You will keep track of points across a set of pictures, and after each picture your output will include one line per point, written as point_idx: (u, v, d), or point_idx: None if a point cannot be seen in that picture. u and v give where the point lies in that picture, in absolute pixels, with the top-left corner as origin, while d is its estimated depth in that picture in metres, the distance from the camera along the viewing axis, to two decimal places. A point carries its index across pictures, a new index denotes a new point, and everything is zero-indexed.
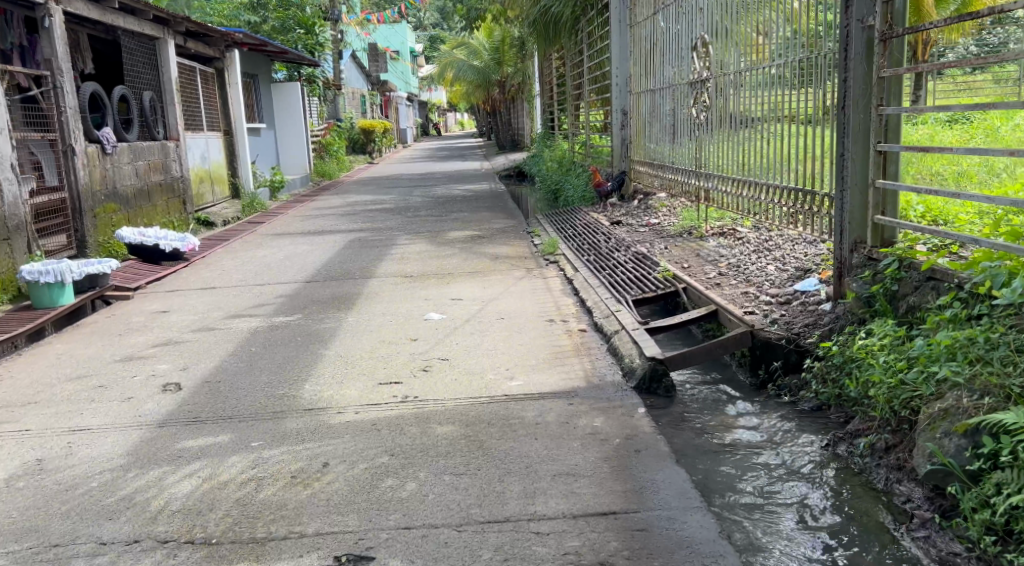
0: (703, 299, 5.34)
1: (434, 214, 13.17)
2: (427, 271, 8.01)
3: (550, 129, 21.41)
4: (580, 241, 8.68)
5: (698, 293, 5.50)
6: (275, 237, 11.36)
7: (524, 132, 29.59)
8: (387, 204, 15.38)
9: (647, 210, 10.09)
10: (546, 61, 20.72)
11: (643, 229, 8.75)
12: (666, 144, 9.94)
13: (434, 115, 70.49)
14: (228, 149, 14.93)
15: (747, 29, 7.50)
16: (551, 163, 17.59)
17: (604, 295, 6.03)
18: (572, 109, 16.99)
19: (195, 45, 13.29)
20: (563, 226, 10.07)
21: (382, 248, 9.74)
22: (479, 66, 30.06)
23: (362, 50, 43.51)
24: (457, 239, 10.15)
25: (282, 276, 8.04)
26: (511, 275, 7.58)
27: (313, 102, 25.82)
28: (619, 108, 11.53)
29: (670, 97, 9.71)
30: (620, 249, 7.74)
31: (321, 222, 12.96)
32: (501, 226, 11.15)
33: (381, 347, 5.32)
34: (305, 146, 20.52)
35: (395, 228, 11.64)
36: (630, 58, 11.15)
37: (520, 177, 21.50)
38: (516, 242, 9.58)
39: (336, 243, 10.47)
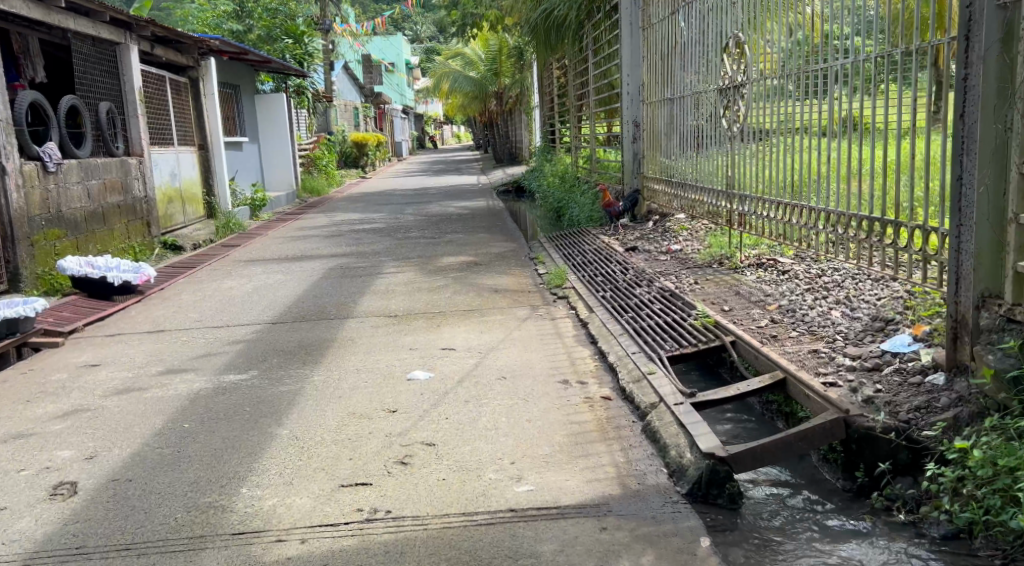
0: (761, 361, 4.17)
1: (427, 235, 12.02)
2: (414, 309, 6.87)
3: (551, 142, 20.31)
4: (591, 272, 7.52)
5: (753, 351, 4.33)
6: (248, 263, 10.22)
7: (523, 146, 28.45)
8: (376, 223, 14.24)
9: (665, 233, 8.93)
10: (547, 70, 19.59)
11: (664, 258, 7.60)
12: (685, 158, 8.89)
13: (430, 128, 69.62)
14: (202, 165, 13.80)
15: (780, 25, 6.45)
16: (552, 178, 16.51)
17: (630, 348, 4.86)
18: (576, 121, 15.85)
19: (164, 52, 12.15)
20: (571, 251, 8.95)
21: (365, 278, 8.59)
22: (475, 77, 29.05)
23: (355, 61, 42.41)
24: (450, 267, 9.01)
25: (244, 316, 6.91)
26: (513, 315, 6.44)
27: (300, 114, 24.68)
28: (628, 121, 10.46)
29: (688, 106, 8.70)
30: (641, 282, 6.59)
31: (302, 245, 11.80)
32: (500, 251, 10.02)
33: (349, 422, 4.19)
34: (290, 161, 19.37)
35: (383, 252, 10.49)
36: (645, 65, 10.04)
37: (519, 192, 20.35)
38: (517, 271, 8.45)
39: (316, 271, 9.33)
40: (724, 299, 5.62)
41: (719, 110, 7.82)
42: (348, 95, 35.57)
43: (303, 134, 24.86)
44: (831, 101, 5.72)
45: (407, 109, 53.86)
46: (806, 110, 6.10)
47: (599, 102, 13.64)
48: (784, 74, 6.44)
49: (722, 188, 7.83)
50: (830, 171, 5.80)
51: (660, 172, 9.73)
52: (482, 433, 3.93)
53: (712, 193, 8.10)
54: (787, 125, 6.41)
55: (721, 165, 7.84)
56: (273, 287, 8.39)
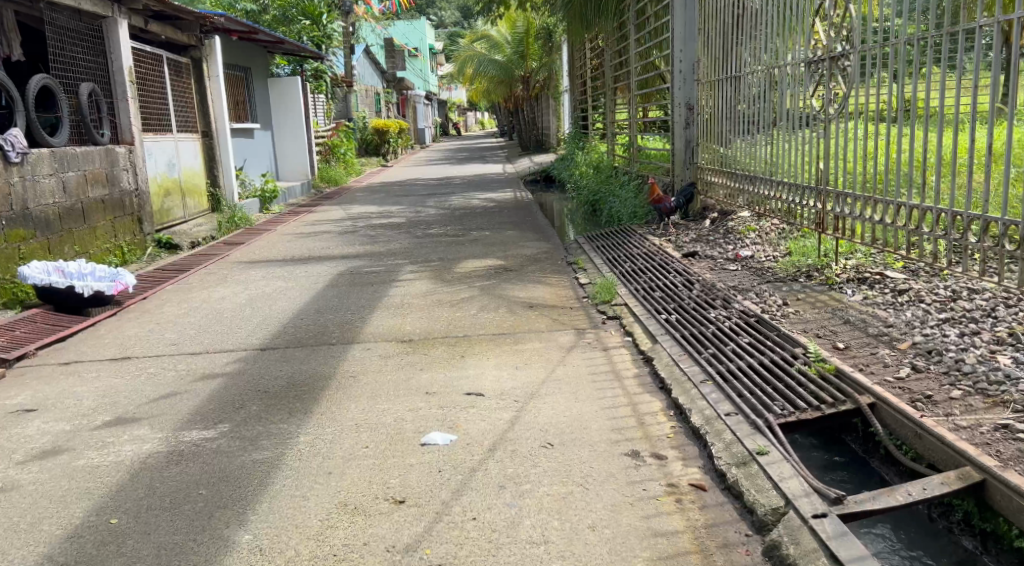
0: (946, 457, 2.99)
1: (451, 233, 10.80)
2: (435, 332, 5.66)
3: (583, 127, 19.02)
4: (649, 284, 6.29)
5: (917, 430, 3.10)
6: (249, 264, 9.04)
7: (553, 133, 27.01)
8: (394, 218, 13.03)
9: (728, 235, 7.65)
10: (581, 51, 18.13)
11: (735, 269, 6.31)
12: (744, 146, 7.75)
13: (454, 115, 68.31)
14: (205, 154, 12.63)
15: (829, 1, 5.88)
16: (587, 167, 15.26)
17: (725, 407, 3.59)
18: (613, 106, 14.47)
19: (160, 29, 10.93)
20: (615, 255, 7.81)
21: (378, 288, 7.39)
22: (502, 61, 27.23)
23: (378, 46, 41.02)
24: (477, 274, 7.80)
25: (231, 338, 5.76)
26: (555, 343, 5.22)
27: (318, 99, 23.42)
28: (674, 102, 9.23)
29: (746, 88, 7.64)
30: (716, 301, 5.34)
31: (312, 243, 10.65)
32: (535, 253, 8.79)
33: (339, 524, 3.03)
34: (305, 149, 18.17)
35: (401, 254, 9.28)
36: (701, 40, 8.77)
37: (548, 183, 19.02)
38: (555, 281, 7.22)
39: (323, 276, 8.14)
40: (833, 330, 4.36)
41: (807, 88, 6.40)
42: (370, 80, 34.20)
43: (321, 121, 23.61)
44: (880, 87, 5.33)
45: (431, 95, 52.38)
46: (878, 87, 5.32)
47: (644, 83, 12.26)
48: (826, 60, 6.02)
49: (792, 181, 6.72)
50: (884, 160, 5.34)
51: (715, 163, 8.52)
52: (524, 555, 2.81)
53: (779, 186, 6.97)
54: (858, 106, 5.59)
55: (786, 153, 6.79)
56: (273, 298, 7.22)
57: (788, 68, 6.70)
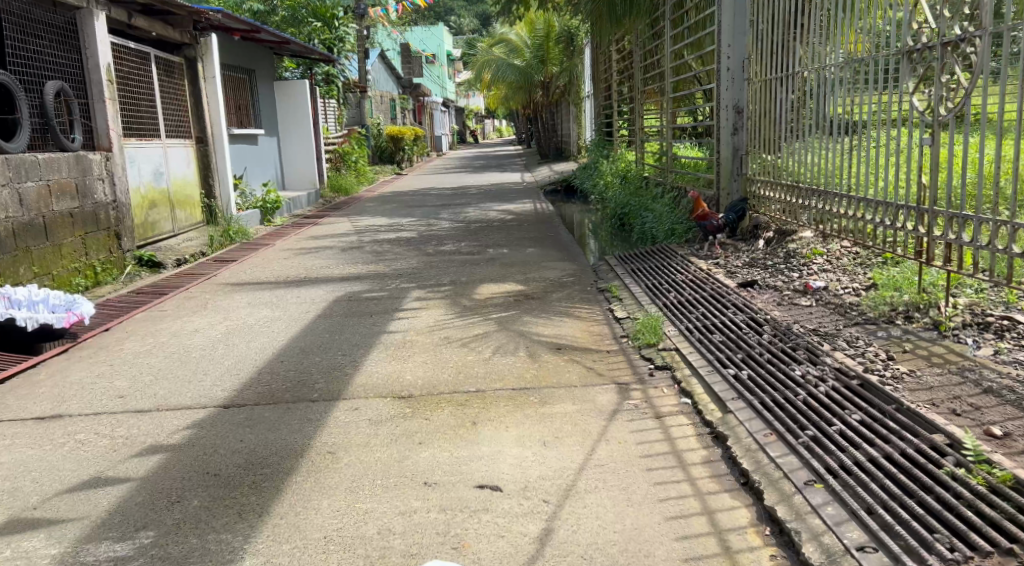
0: None
1: (465, 250, 9.72)
2: (442, 385, 4.55)
3: (607, 135, 17.93)
4: (706, 322, 5.20)
5: None
6: (237, 285, 7.97)
7: (574, 141, 25.95)
8: (404, 232, 11.98)
9: (790, 260, 6.55)
10: (606, 53, 17.05)
11: (809, 308, 5.23)
12: (808, 153, 6.67)
13: (472, 124, 67.39)
14: (200, 161, 11.57)
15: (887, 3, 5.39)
16: (612, 178, 14.17)
17: (863, 538, 2.72)
18: (641, 112, 13.37)
19: (149, 25, 9.84)
20: (657, 280, 6.77)
21: (378, 320, 6.30)
22: (521, 65, 26.43)
23: (394, 52, 40.08)
24: (495, 302, 6.70)
25: (190, 389, 4.68)
26: (592, 405, 4.11)
27: (329, 104, 22.39)
28: (718, 104, 8.17)
29: (811, 87, 6.58)
30: (798, 352, 4.24)
31: (312, 261, 9.62)
32: (562, 277, 7.68)
33: None
34: (312, 155, 17.12)
35: (409, 275, 8.19)
36: (754, 33, 7.68)
37: (568, 193, 17.93)
38: (585, 315, 6.12)
39: (318, 302, 7.07)
40: (975, 402, 3.31)
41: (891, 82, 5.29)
42: (386, 86, 33.21)
43: (332, 127, 22.57)
44: (922, 93, 4.87)
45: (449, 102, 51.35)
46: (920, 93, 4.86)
47: (681, 86, 11.19)
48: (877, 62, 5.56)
49: (877, 198, 5.62)
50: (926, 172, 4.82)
51: (770, 175, 7.43)
52: None
53: (858, 204, 5.87)
54: (903, 112, 5.10)
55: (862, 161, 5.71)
56: (255, 331, 6.16)
57: (871, 60, 5.60)
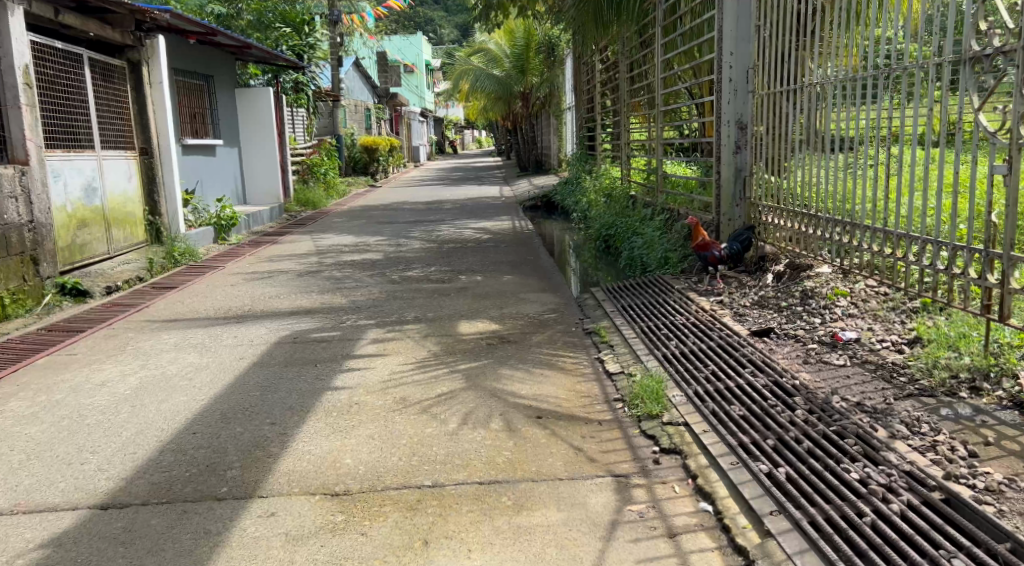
0: None
1: (435, 277, 8.75)
2: (391, 473, 3.58)
3: (590, 149, 17.04)
4: (718, 386, 4.24)
5: None
6: (169, 321, 6.95)
7: (554, 154, 25.07)
8: (370, 252, 11.00)
9: (808, 300, 5.61)
10: (589, 62, 16.13)
11: (841, 368, 4.31)
12: (829, 174, 5.76)
13: (451, 135, 66.46)
14: (142, 174, 10.51)
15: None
16: (596, 194, 13.27)
17: None
18: (628, 125, 12.45)
19: (81, 25, 8.76)
20: (652, 321, 5.83)
21: (323, 370, 5.30)
22: (500, 76, 25.27)
23: (371, 60, 39.05)
24: (463, 347, 5.71)
25: (66, 475, 3.68)
26: (583, 512, 3.18)
27: (297, 113, 21.29)
28: (716, 116, 7.24)
29: (834, 100, 5.69)
30: (847, 441, 3.31)
31: (262, 289, 8.60)
32: (542, 314, 6.71)
33: None
34: (276, 167, 16.05)
35: (367, 309, 7.19)
36: (761, 38, 6.76)
37: (548, 209, 16.99)
38: (570, 366, 5.16)
39: (257, 345, 6.06)
40: None
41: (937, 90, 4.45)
42: (359, 95, 32.09)
43: (300, 136, 21.46)
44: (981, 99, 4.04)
45: (427, 112, 50.34)
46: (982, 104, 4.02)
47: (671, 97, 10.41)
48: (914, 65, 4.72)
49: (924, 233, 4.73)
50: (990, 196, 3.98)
51: (782, 201, 6.50)
52: None
53: (899, 240, 4.98)
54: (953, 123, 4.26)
55: (901, 188, 4.83)
56: (172, 384, 5.14)
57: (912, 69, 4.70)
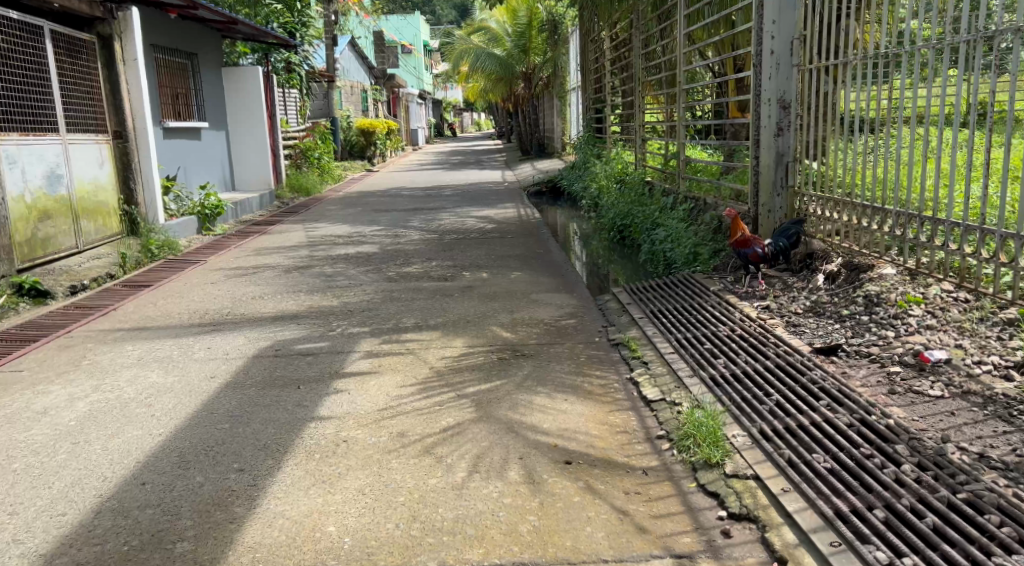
0: None
1: (436, 274, 7.96)
2: (386, 551, 2.89)
3: (598, 131, 16.22)
4: (791, 423, 3.45)
5: None
6: (136, 328, 6.16)
7: (557, 137, 24.23)
8: (366, 244, 10.20)
9: (874, 307, 4.75)
10: (597, 38, 15.38)
11: (938, 400, 3.49)
12: (896, 158, 4.98)
13: (449, 117, 65.42)
14: (117, 160, 9.66)
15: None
16: (607, 180, 12.48)
17: None
18: (642, 106, 11.64)
19: None
20: (691, 330, 5.02)
21: (306, 393, 4.50)
22: (501, 55, 24.30)
23: (367, 40, 38.02)
24: (472, 362, 4.91)
25: None
26: None
27: (290, 94, 20.38)
28: (755, 94, 6.38)
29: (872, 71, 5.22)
30: (988, 516, 2.71)
31: (245, 287, 7.79)
32: (559, 321, 5.91)
33: None
34: (266, 152, 15.19)
35: (361, 313, 6.39)
36: (811, 3, 5.89)
37: (554, 195, 16.20)
38: (598, 389, 4.38)
39: (234, 359, 5.27)
40: None
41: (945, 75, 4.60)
42: (356, 75, 31.10)
43: (293, 119, 20.57)
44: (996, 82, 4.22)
45: (425, 94, 49.29)
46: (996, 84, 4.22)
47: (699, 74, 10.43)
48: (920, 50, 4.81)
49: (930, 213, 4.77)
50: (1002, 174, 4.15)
51: (832, 191, 5.71)
52: None
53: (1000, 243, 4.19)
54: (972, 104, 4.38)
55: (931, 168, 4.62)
56: (127, 408, 4.35)
57: (983, 36, 4.33)
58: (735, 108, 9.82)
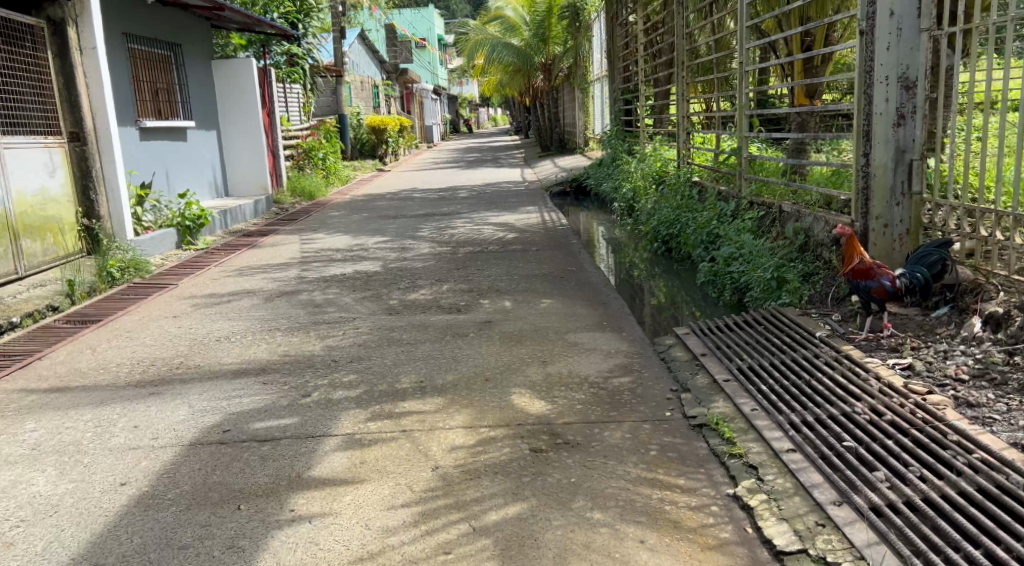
0: None
1: (448, 304, 6.46)
2: None
3: (629, 125, 14.68)
4: None
5: None
6: (53, 395, 4.70)
7: (579, 133, 22.67)
8: (367, 261, 8.71)
9: None
10: (628, 20, 13.83)
11: None
12: (963, 153, 4.26)
13: (465, 113, 63.85)
14: (73, 166, 8.20)
15: None
16: (643, 180, 10.96)
17: None
18: (687, 96, 10.10)
19: None
20: (814, 402, 3.52)
21: (246, 523, 3.02)
22: (519, 47, 22.77)
23: (378, 35, 36.45)
24: (492, 458, 3.40)
25: None
26: None
27: (292, 90, 18.91)
28: (865, 67, 4.82)
29: (919, 53, 4.57)
30: None
31: (213, 323, 6.32)
32: (608, 380, 4.39)
33: None
34: (263, 153, 13.71)
35: (348, 366, 4.89)
36: None
37: (579, 196, 14.69)
38: (685, 513, 2.92)
39: (163, 448, 3.77)
40: None
41: (1005, 58, 4.03)
42: (366, 70, 29.63)
43: (296, 118, 19.11)
44: None
45: (440, 90, 47.68)
46: None
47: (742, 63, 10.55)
48: (977, 28, 4.19)
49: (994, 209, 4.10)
50: None
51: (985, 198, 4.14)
52: None
53: None
54: None
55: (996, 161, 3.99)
56: None
57: None
58: (801, 93, 8.34)
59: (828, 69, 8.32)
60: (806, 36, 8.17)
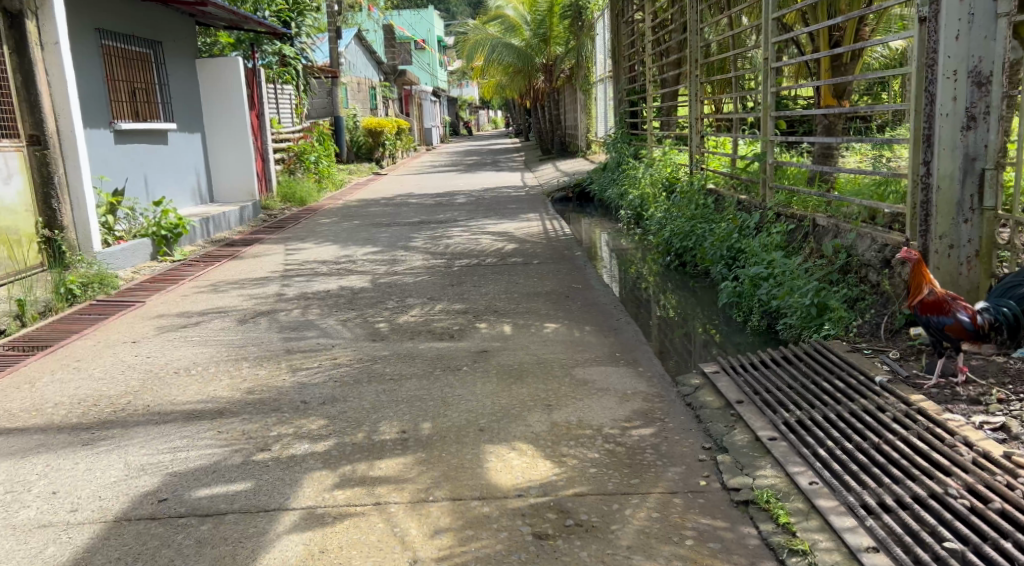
0: None
1: (440, 328, 5.75)
2: None
3: (634, 127, 13.98)
4: None
5: None
6: None
7: (581, 136, 21.98)
8: (354, 275, 8.00)
9: None
10: (635, 18, 13.13)
11: None
12: None
13: (464, 114, 63.06)
14: (33, 173, 7.45)
15: None
16: (652, 186, 10.26)
17: None
18: (701, 96, 9.37)
19: None
20: (894, 474, 2.92)
21: None
22: (519, 46, 22.06)
23: (374, 34, 35.66)
24: (484, 550, 2.76)
25: None
26: None
27: (283, 90, 18.18)
28: (927, 59, 4.11)
29: (994, 42, 3.87)
30: None
31: (176, 349, 5.61)
32: (626, 433, 3.67)
33: None
34: (251, 157, 12.99)
35: (319, 409, 4.18)
36: None
37: (582, 202, 13.98)
38: None
39: (80, 527, 3.06)
40: None
41: None
42: (363, 71, 28.85)
43: (288, 119, 18.38)
44: None
45: (439, 91, 46.90)
46: None
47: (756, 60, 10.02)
48: None
49: None
50: None
51: None
52: None
53: None
54: None
55: None
56: None
57: None
58: (828, 93, 7.63)
59: (857, 66, 7.57)
60: (834, 31, 7.43)
